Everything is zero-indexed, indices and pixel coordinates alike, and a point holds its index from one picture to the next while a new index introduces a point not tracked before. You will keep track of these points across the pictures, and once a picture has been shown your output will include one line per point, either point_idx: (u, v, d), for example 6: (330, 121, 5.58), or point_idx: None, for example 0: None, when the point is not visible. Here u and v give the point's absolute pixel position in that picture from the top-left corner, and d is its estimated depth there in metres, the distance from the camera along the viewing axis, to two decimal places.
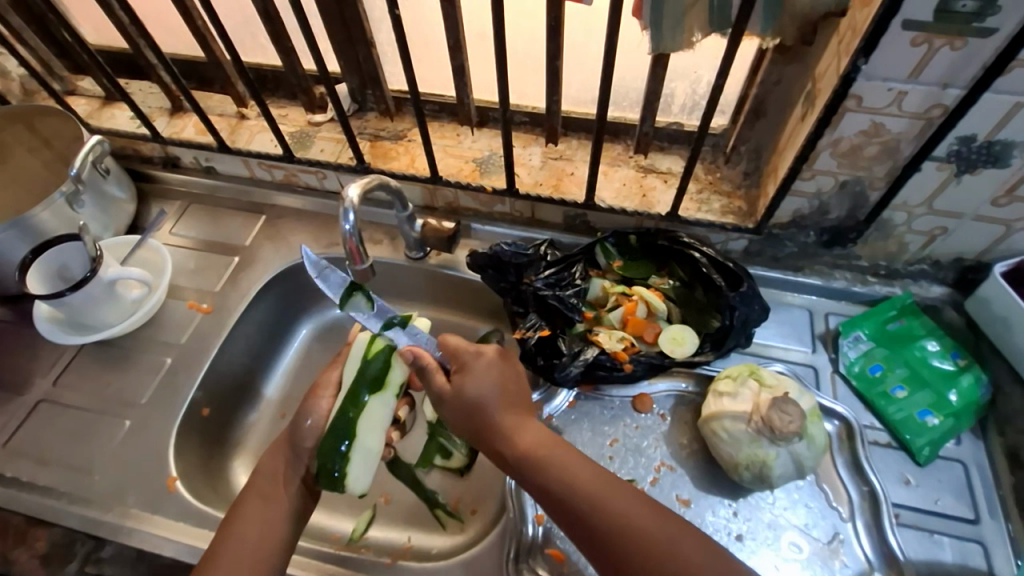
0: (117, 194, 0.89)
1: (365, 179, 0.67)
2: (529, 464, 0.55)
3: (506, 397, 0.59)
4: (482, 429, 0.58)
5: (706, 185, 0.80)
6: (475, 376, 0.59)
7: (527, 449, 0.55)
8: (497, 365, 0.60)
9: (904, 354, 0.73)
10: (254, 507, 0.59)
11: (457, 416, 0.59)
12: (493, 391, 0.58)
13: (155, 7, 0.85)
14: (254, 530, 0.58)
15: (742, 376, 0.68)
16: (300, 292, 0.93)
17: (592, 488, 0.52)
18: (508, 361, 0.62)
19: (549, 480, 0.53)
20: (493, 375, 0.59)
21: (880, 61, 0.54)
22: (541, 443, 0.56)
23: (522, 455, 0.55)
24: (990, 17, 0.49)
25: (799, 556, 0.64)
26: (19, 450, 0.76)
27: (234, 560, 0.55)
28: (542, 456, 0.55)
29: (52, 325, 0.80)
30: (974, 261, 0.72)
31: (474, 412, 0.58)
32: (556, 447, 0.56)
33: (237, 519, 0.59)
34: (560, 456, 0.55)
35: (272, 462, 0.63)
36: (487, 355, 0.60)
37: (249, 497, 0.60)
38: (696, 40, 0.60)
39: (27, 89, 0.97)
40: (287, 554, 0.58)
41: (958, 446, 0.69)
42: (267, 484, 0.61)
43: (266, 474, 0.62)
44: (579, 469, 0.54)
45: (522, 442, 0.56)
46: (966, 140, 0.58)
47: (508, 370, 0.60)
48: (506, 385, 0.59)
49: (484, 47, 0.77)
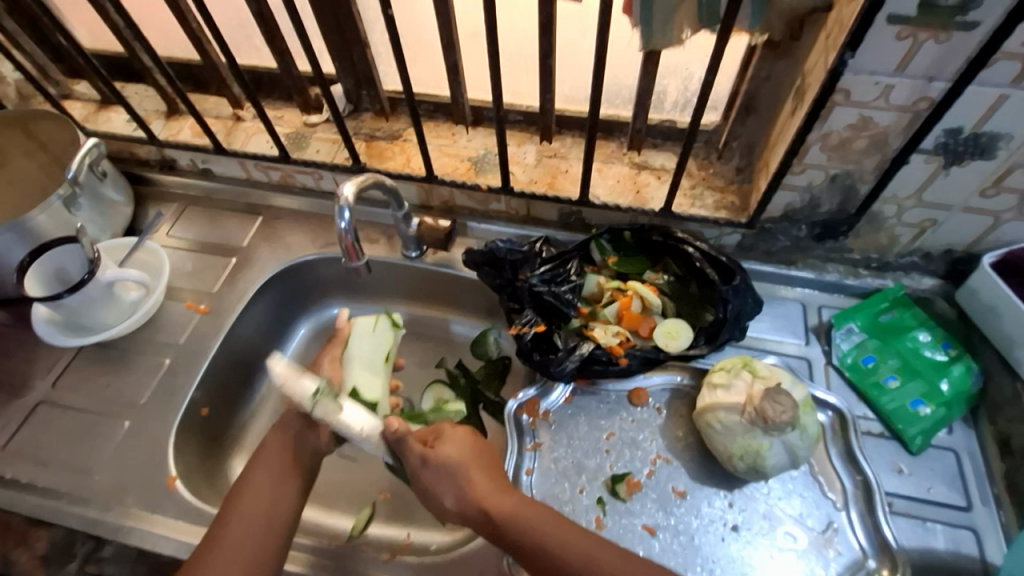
0: (113, 197, 0.89)
1: (361, 178, 0.68)
2: (513, 528, 0.56)
3: (478, 464, 0.61)
4: (460, 496, 0.59)
5: (699, 181, 0.81)
6: (452, 446, 0.62)
7: (508, 514, 0.57)
8: (470, 437, 0.64)
9: (895, 346, 0.74)
10: (262, 488, 0.61)
11: (435, 482, 0.61)
12: (468, 459, 0.61)
13: (151, 11, 0.86)
14: (261, 509, 0.60)
15: (735, 369, 0.69)
16: (298, 293, 0.94)
17: (577, 548, 0.55)
18: (480, 437, 0.65)
19: (532, 540, 0.55)
20: (468, 445, 0.63)
21: (867, 55, 0.55)
22: (518, 505, 0.58)
23: (505, 519, 0.57)
24: (973, 11, 0.50)
25: (794, 546, 0.64)
26: (18, 452, 0.77)
27: (240, 538, 0.57)
28: (524, 519, 0.56)
29: (50, 327, 0.82)
30: (963, 252, 0.73)
31: (451, 476, 0.60)
32: (534, 508, 0.58)
33: (241, 499, 0.60)
34: (541, 516, 0.57)
35: (281, 434, 0.66)
36: (461, 429, 0.64)
37: (255, 474, 0.62)
38: (686, 37, 0.61)
39: (23, 94, 0.97)
40: (291, 532, 0.60)
41: (949, 435, 0.70)
42: (274, 462, 0.64)
43: (274, 448, 0.65)
44: (561, 532, 0.56)
45: (503, 505, 0.58)
46: (953, 132, 0.59)
47: (479, 442, 0.64)
48: (480, 456, 0.62)
49: (477, 46, 0.78)
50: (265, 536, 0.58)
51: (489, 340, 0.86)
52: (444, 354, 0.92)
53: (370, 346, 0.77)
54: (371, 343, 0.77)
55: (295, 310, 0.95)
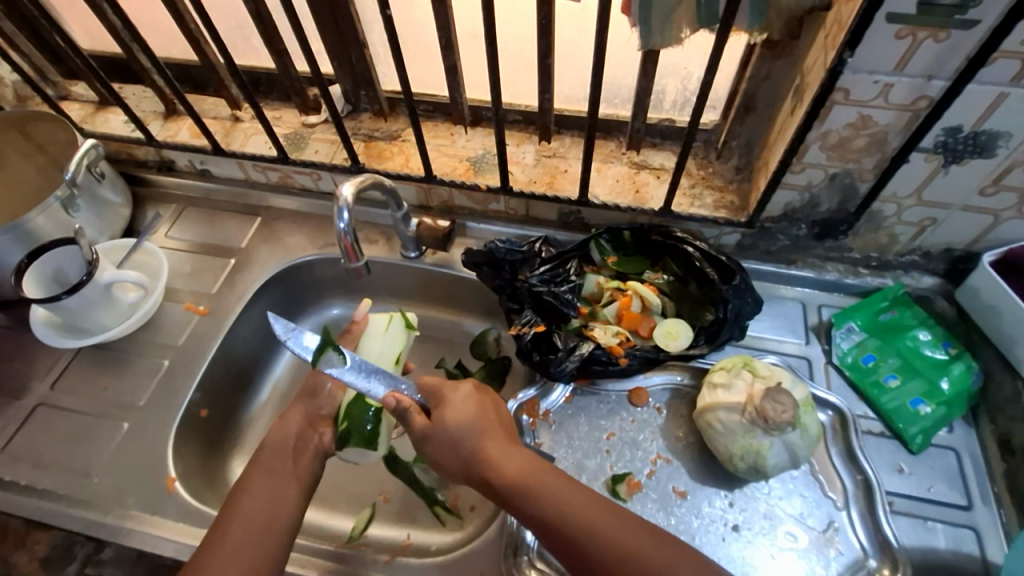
0: (112, 198, 0.89)
1: (359, 178, 0.67)
2: (518, 492, 0.56)
3: (487, 426, 0.61)
4: (466, 459, 0.59)
5: (698, 180, 0.81)
6: (453, 410, 0.62)
7: (515, 476, 0.57)
8: (473, 399, 0.63)
9: (896, 345, 0.74)
10: (263, 488, 0.61)
11: (441, 447, 0.61)
12: (474, 423, 0.61)
13: (148, 12, 0.86)
14: (262, 511, 0.59)
15: (735, 368, 0.69)
16: (296, 294, 0.94)
17: (580, 513, 0.54)
18: (486, 397, 0.65)
19: (536, 505, 0.55)
20: (470, 407, 0.62)
21: (865, 54, 0.55)
22: (525, 468, 0.57)
23: (511, 482, 0.57)
24: (972, 10, 0.50)
25: (795, 545, 0.64)
26: (17, 454, 0.76)
27: (242, 537, 0.56)
28: (530, 483, 0.56)
29: (48, 329, 0.81)
30: (963, 251, 0.73)
31: (454, 439, 0.60)
32: (542, 470, 0.57)
33: (240, 502, 0.60)
34: (546, 477, 0.57)
35: (284, 436, 0.66)
36: (464, 391, 0.64)
37: (256, 477, 0.62)
38: (685, 36, 0.61)
39: (20, 95, 0.97)
40: (293, 536, 0.59)
41: (950, 434, 0.70)
42: (275, 461, 0.64)
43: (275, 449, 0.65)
44: (566, 495, 0.55)
45: (507, 470, 0.57)
46: (952, 131, 0.59)
47: (486, 403, 0.64)
48: (485, 418, 0.62)
49: (476, 46, 0.78)
50: (266, 539, 0.57)
51: (487, 340, 0.87)
52: (444, 355, 0.92)
53: (380, 348, 0.77)
54: (382, 344, 0.77)
55: (295, 310, 0.95)
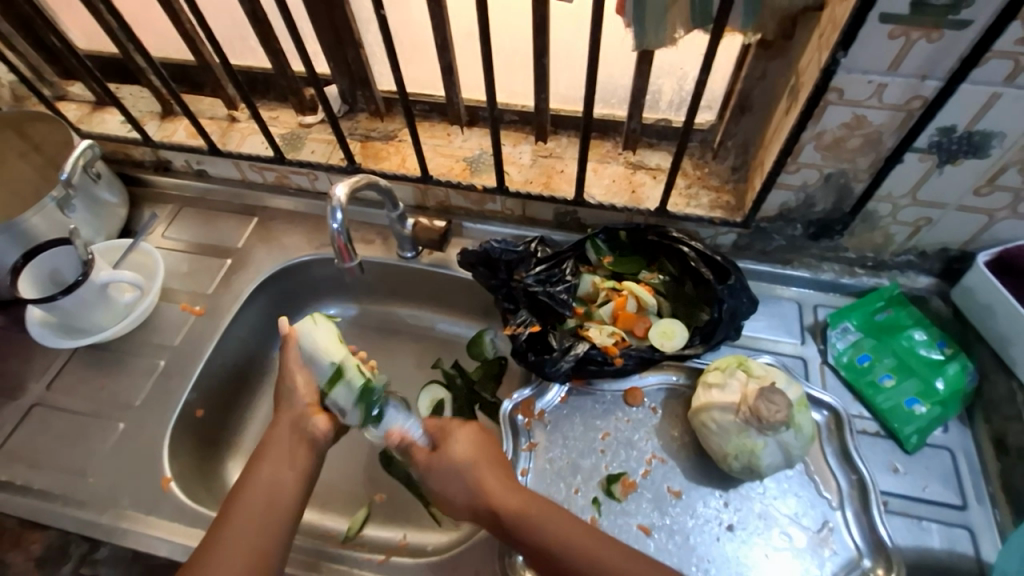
0: (108, 198, 0.89)
1: (354, 178, 0.67)
2: (521, 521, 0.57)
3: (487, 459, 0.62)
4: (468, 490, 0.60)
5: (694, 180, 0.81)
6: (455, 445, 0.63)
7: (515, 507, 0.58)
8: (476, 435, 0.64)
9: (891, 344, 0.74)
10: (254, 497, 0.60)
11: (444, 478, 0.62)
12: (474, 458, 0.62)
13: (144, 12, 0.86)
14: (254, 517, 0.58)
15: (730, 368, 0.69)
16: (293, 294, 0.94)
17: (576, 540, 0.55)
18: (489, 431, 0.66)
19: (536, 536, 0.56)
20: (471, 441, 0.64)
21: (859, 54, 0.55)
22: (526, 499, 0.58)
23: (512, 514, 0.57)
24: (965, 10, 0.50)
25: (790, 545, 0.64)
26: (12, 454, 0.76)
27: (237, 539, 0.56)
28: (531, 515, 0.57)
29: (45, 329, 0.82)
30: (958, 251, 0.73)
31: (455, 471, 0.61)
32: (542, 502, 0.59)
33: (232, 510, 0.59)
34: (548, 508, 0.58)
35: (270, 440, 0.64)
36: (469, 425, 0.65)
37: (252, 479, 0.61)
38: (679, 36, 0.60)
39: (17, 95, 0.97)
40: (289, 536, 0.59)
41: (945, 433, 0.70)
42: (276, 455, 0.63)
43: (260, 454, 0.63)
44: (565, 527, 0.56)
45: (508, 502, 0.58)
46: (946, 130, 0.59)
47: (486, 437, 0.65)
48: (486, 451, 0.63)
49: (472, 46, 0.78)
50: (262, 543, 0.57)
51: (484, 341, 0.86)
52: (441, 355, 0.92)
53: (325, 334, 0.69)
54: (323, 332, 0.69)
55: (291, 310, 0.94)
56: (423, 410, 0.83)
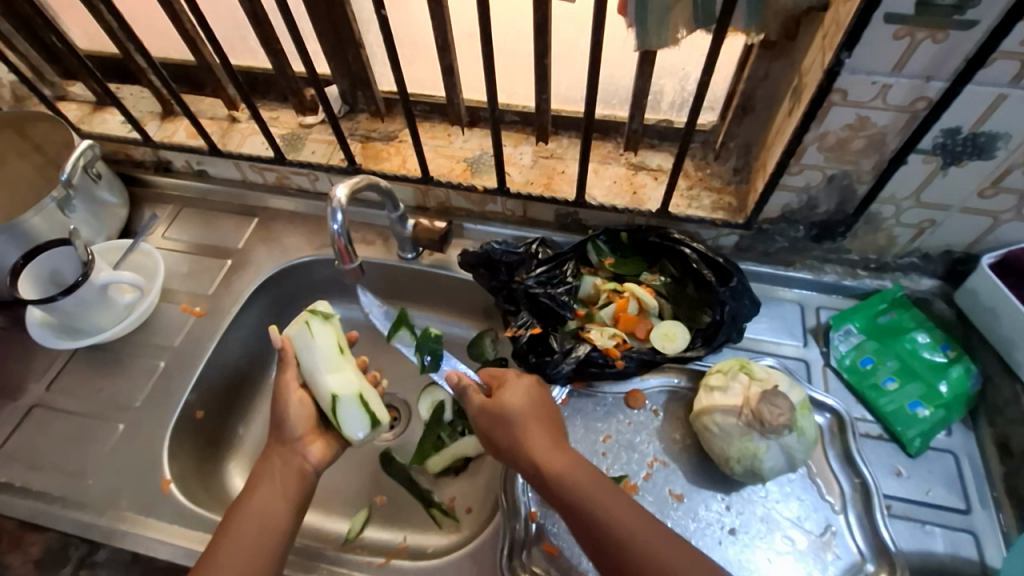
0: (109, 199, 0.89)
1: (355, 179, 0.67)
2: (562, 475, 0.57)
3: (540, 411, 0.63)
4: (515, 439, 0.61)
5: (696, 182, 0.80)
6: (514, 392, 0.64)
7: (558, 463, 0.58)
8: (533, 388, 0.66)
9: (894, 347, 0.74)
10: (249, 523, 0.59)
11: (494, 425, 0.63)
12: (528, 407, 0.63)
13: (144, 12, 0.86)
14: (249, 544, 0.57)
15: (732, 371, 0.69)
16: (293, 294, 0.93)
17: (614, 507, 0.55)
18: (544, 389, 0.67)
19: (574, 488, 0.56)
20: (528, 393, 0.64)
21: (863, 56, 0.54)
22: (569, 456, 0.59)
23: (554, 464, 0.58)
24: (970, 10, 0.49)
25: (792, 549, 0.64)
26: (12, 456, 0.76)
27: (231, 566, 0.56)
28: (573, 473, 0.57)
29: (44, 330, 0.81)
30: (962, 253, 0.73)
31: (506, 419, 0.62)
32: (585, 464, 0.58)
33: (227, 537, 0.58)
34: (591, 467, 0.58)
35: (263, 467, 0.64)
36: (526, 379, 0.67)
37: (253, 499, 0.60)
38: (681, 37, 0.60)
39: (17, 95, 0.97)
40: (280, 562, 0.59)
41: (949, 437, 0.70)
42: (273, 480, 0.62)
43: (255, 480, 0.63)
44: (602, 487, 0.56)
45: (552, 453, 0.59)
46: (951, 132, 0.59)
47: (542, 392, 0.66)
48: (540, 404, 0.64)
49: (473, 46, 0.77)
50: (257, 571, 0.56)
51: (484, 341, 0.86)
52: None
53: (321, 350, 0.69)
54: (319, 347, 0.69)
55: (291, 311, 0.94)
56: (425, 412, 0.82)
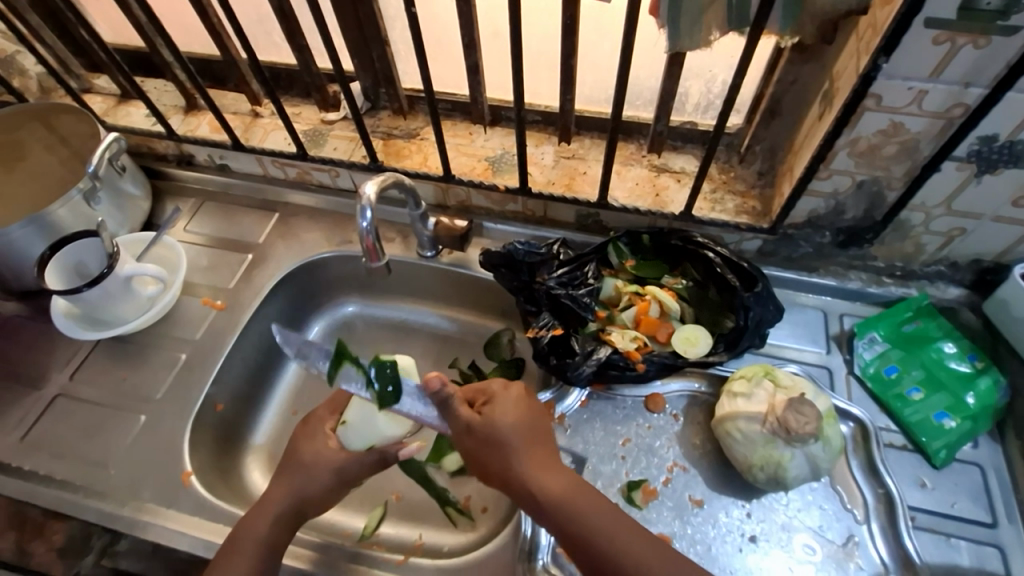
0: (133, 191, 0.90)
1: (381, 177, 0.67)
2: (561, 505, 0.55)
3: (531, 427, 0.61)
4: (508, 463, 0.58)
5: (719, 185, 0.79)
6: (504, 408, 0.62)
7: (552, 490, 0.56)
8: (522, 403, 0.63)
9: (920, 356, 0.73)
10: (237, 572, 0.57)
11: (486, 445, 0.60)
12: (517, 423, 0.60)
13: (172, 6, 0.86)
14: None
15: (756, 377, 0.68)
16: (312, 289, 0.93)
17: (616, 530, 0.54)
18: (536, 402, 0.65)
19: (565, 508, 0.55)
20: (518, 409, 0.62)
21: (901, 60, 0.53)
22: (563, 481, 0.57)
23: (547, 491, 0.56)
24: (1014, 16, 0.48)
25: (812, 558, 0.63)
26: (34, 445, 0.77)
27: None
28: (571, 500, 0.56)
29: (69, 321, 0.82)
30: (991, 262, 0.72)
31: (498, 441, 0.60)
32: (581, 488, 0.57)
33: None
34: (586, 493, 0.57)
35: (264, 532, 0.61)
36: (513, 391, 0.64)
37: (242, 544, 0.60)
38: (713, 40, 0.59)
39: (44, 87, 0.98)
40: None
41: (974, 449, 0.69)
42: (257, 530, 0.61)
43: (265, 552, 0.60)
44: (591, 508, 0.55)
45: (543, 477, 0.57)
46: (987, 139, 0.58)
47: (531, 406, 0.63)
48: (532, 422, 0.62)
49: (497, 46, 0.77)
50: None
51: (501, 341, 0.87)
52: (457, 355, 0.91)
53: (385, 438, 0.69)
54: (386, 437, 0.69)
55: (309, 307, 0.94)
56: None
